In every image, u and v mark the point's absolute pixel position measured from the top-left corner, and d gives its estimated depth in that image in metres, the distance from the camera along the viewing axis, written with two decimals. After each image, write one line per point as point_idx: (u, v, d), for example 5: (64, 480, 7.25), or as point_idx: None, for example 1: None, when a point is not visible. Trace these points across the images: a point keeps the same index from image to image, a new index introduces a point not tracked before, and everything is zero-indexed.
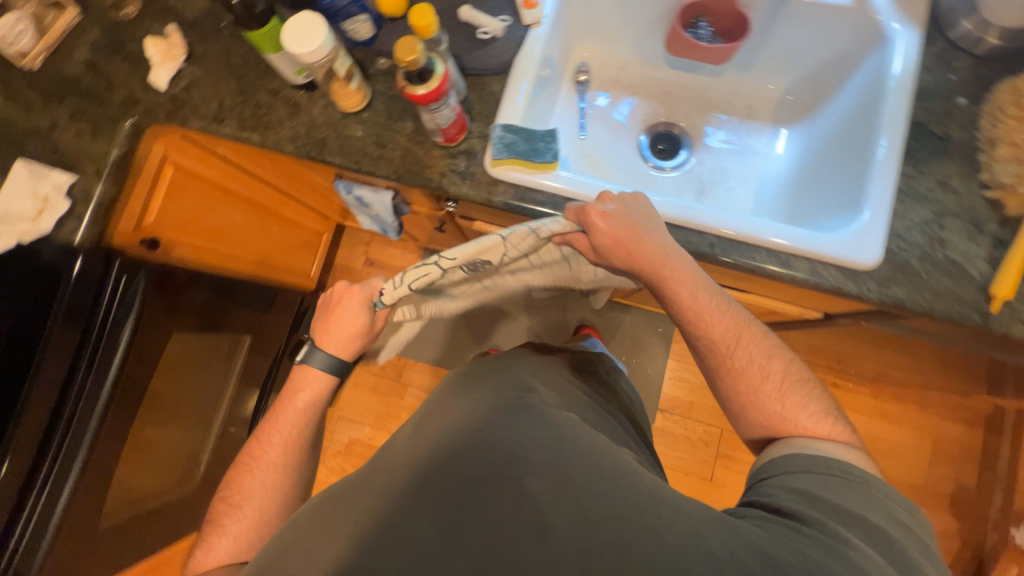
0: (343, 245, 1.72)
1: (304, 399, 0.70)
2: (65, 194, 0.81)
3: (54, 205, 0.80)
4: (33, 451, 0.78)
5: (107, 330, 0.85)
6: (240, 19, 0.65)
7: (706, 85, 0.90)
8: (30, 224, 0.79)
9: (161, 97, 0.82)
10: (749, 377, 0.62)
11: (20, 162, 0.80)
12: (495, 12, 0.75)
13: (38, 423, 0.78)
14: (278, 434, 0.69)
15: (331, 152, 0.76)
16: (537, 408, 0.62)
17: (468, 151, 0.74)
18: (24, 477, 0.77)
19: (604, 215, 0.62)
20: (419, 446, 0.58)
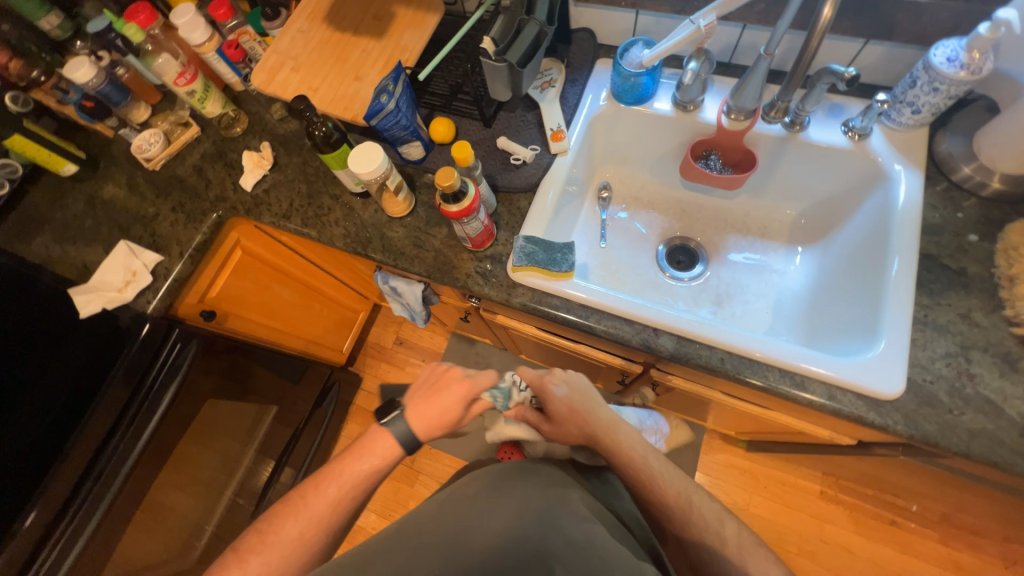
0: (377, 323, 1.82)
1: (371, 464, 0.69)
2: (150, 271, 0.95)
3: (139, 279, 0.94)
4: (56, 506, 0.85)
5: (151, 392, 0.95)
6: (317, 145, 0.79)
7: (721, 206, 0.97)
8: (117, 293, 0.93)
9: (245, 196, 0.98)
10: (708, 543, 0.62)
11: (123, 244, 0.96)
12: (527, 142, 0.88)
13: (70, 475, 0.86)
14: (335, 485, 0.68)
15: (374, 249, 0.87)
16: (569, 503, 0.64)
17: (494, 256, 0.82)
18: (42, 531, 0.84)
19: (557, 387, 0.79)
20: (458, 530, 0.62)
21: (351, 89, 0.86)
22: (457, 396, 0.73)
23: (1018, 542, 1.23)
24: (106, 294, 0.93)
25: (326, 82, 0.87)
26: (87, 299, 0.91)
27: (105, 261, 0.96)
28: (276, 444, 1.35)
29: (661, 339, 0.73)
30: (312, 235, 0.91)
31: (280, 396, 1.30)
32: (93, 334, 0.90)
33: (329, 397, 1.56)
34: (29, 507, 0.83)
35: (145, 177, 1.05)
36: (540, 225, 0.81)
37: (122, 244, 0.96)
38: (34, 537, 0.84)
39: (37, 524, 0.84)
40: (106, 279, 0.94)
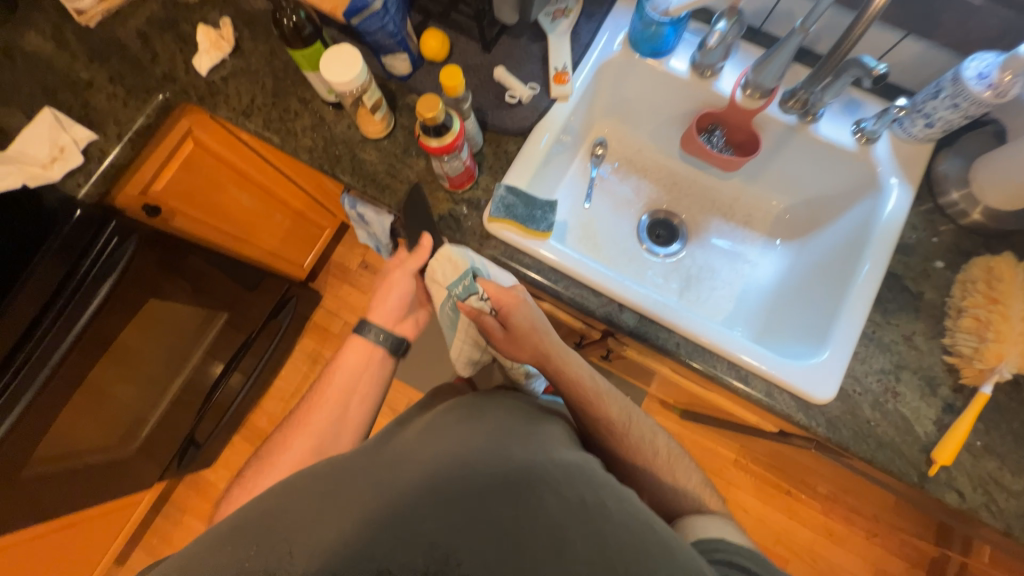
0: (344, 242, 1.75)
1: (347, 372, 0.74)
2: (82, 150, 0.84)
3: (68, 156, 0.83)
4: None
5: (84, 284, 0.86)
6: (286, 37, 0.68)
7: (712, 186, 0.94)
8: (41, 170, 0.82)
9: (198, 80, 0.86)
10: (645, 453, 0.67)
11: (49, 111, 0.83)
12: (526, 79, 0.79)
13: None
14: (320, 407, 0.73)
15: (342, 170, 0.79)
16: (546, 430, 0.60)
17: (471, 200, 0.77)
18: None
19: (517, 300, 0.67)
20: (423, 448, 0.56)
21: None
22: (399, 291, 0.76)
23: (884, 522, 1.43)
24: (26, 167, 0.81)
25: None
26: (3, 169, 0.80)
27: (27, 129, 0.83)
28: (225, 350, 1.32)
29: (624, 315, 0.73)
30: (274, 142, 0.82)
31: (231, 303, 1.25)
32: (17, 213, 0.80)
33: (286, 310, 1.52)
34: None
35: (77, 35, 0.89)
36: (523, 174, 0.76)
37: (47, 111, 0.84)
38: None
39: None
40: (27, 150, 0.82)
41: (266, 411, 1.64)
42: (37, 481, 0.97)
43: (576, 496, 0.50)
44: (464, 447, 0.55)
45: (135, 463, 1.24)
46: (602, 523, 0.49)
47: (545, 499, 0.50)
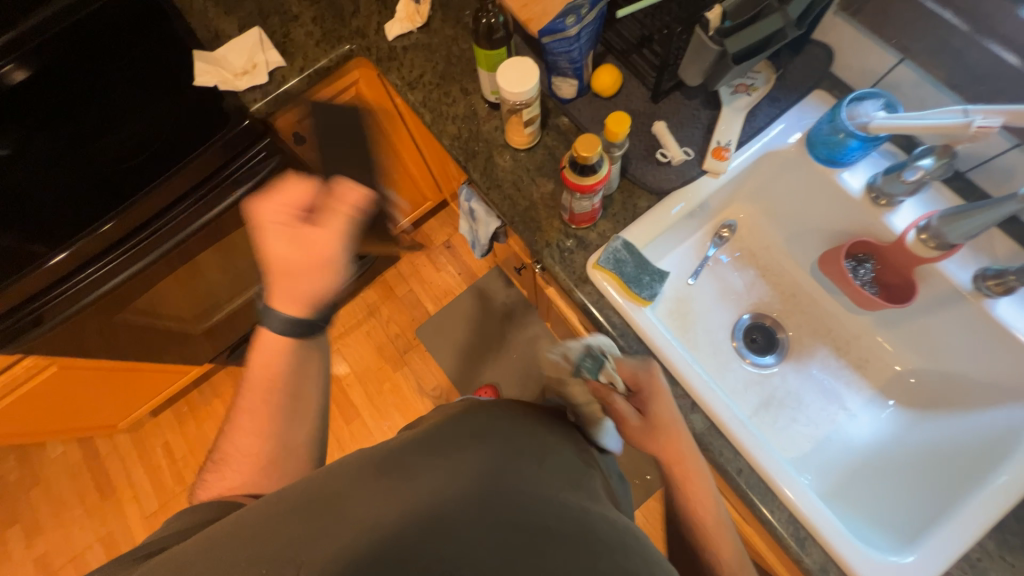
0: (437, 217, 1.82)
1: (276, 356, 0.67)
2: (268, 73, 0.92)
3: (256, 74, 0.91)
4: (112, 240, 0.90)
5: (224, 184, 0.95)
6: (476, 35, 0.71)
7: (834, 313, 0.85)
8: (230, 78, 0.91)
9: (383, 42, 0.91)
10: None
11: (256, 31, 0.92)
12: (683, 142, 0.76)
13: (133, 222, 0.89)
14: (255, 398, 0.67)
15: (474, 166, 0.81)
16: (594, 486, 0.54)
17: (583, 239, 0.75)
18: (90, 257, 0.90)
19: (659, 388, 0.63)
20: (443, 450, 0.48)
21: None
22: (274, 237, 0.64)
23: None
24: (220, 70, 0.91)
25: None
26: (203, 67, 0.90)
27: (234, 39, 0.93)
28: None
29: (693, 415, 0.68)
30: (425, 119, 0.85)
31: None
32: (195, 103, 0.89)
33: (366, 259, 1.61)
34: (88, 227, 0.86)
35: None
36: (644, 234, 0.73)
37: (255, 31, 0.93)
38: (84, 258, 0.89)
39: (88, 250, 0.88)
40: (227, 58, 0.92)
41: None
42: (126, 326, 1.10)
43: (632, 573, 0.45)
44: (509, 458, 0.49)
45: (199, 340, 1.37)
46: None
47: (595, 559, 0.44)
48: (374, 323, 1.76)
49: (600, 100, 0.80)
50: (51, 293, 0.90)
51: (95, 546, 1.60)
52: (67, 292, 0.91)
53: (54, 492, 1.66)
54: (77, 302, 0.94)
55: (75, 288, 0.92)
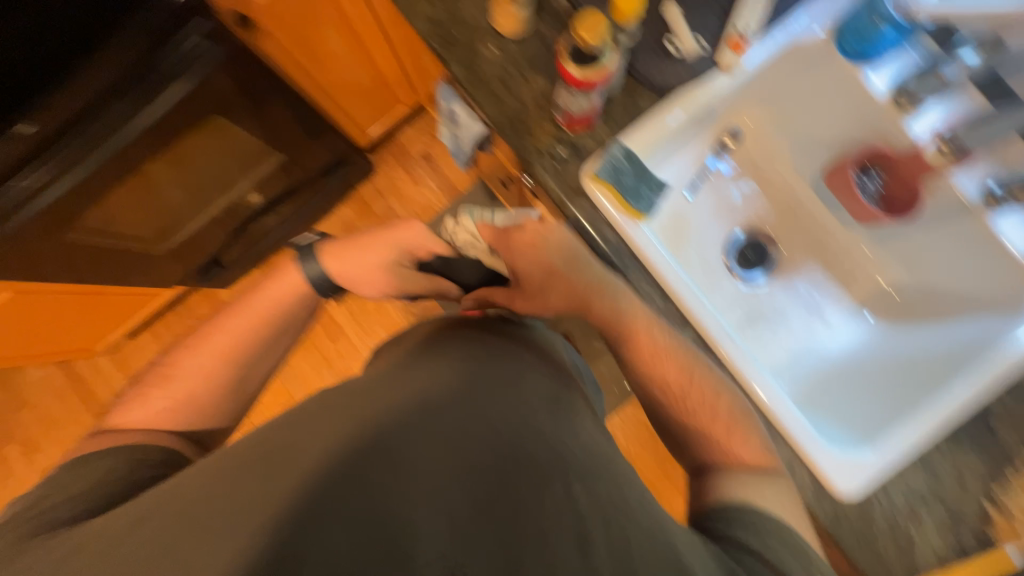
0: (414, 126, 1.67)
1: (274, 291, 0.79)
2: None
3: None
4: (32, 145, 0.77)
5: (156, 75, 0.81)
6: None
7: (829, 228, 0.83)
8: None
9: None
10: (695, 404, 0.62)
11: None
12: (695, 29, 0.67)
13: (53, 122, 0.76)
14: (233, 322, 0.76)
15: (455, 57, 0.70)
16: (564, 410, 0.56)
17: (577, 146, 0.68)
18: (13, 167, 0.78)
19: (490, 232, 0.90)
20: (404, 379, 0.53)
21: None
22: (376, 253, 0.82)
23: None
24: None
25: None
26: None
27: None
28: (270, 188, 1.31)
29: (683, 331, 0.68)
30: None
31: (289, 147, 1.21)
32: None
33: (338, 173, 1.49)
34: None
35: None
36: (647, 140, 0.66)
37: None
38: (6, 169, 0.77)
39: (7, 158, 0.76)
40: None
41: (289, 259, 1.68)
42: (75, 249, 1.01)
43: (600, 496, 0.46)
44: (468, 379, 0.53)
45: (165, 262, 1.29)
46: (620, 517, 0.45)
47: (570, 488, 0.45)
48: None
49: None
50: None
51: None
52: None
53: (40, 410, 1.67)
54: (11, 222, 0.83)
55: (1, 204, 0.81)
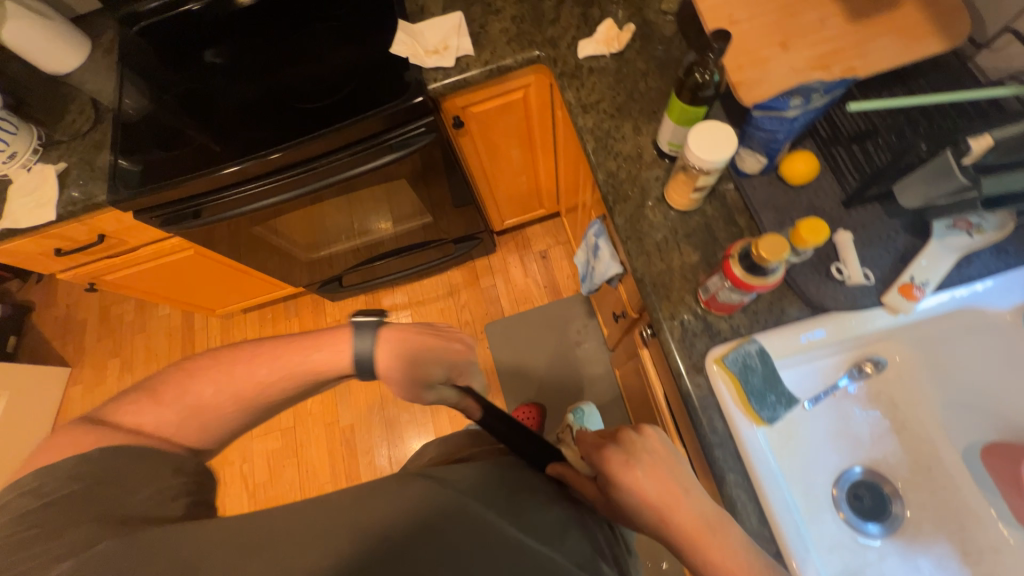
0: (543, 225, 1.82)
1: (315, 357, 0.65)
2: (455, 57, 0.94)
3: (444, 57, 0.94)
4: (275, 167, 0.99)
5: (380, 146, 1.00)
6: (681, 87, 0.65)
7: (975, 511, 0.71)
8: (421, 53, 0.94)
9: (571, 58, 0.89)
10: None
11: (458, 17, 0.95)
12: (865, 262, 0.66)
13: (296, 157, 0.98)
14: (262, 366, 0.64)
15: (621, 211, 0.77)
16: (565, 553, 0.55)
17: (710, 326, 0.69)
18: (253, 176, 1.00)
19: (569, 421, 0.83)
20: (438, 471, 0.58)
21: (765, 52, 0.67)
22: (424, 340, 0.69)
23: None
24: (414, 46, 0.94)
25: (751, 26, 0.68)
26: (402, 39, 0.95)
27: (436, 17, 0.97)
28: (408, 239, 1.49)
29: None
30: (587, 147, 0.83)
31: (440, 215, 1.39)
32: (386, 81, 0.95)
33: (466, 245, 1.65)
34: (259, 153, 0.95)
35: None
36: (784, 347, 0.65)
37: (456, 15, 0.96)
38: (249, 176, 0.99)
39: (254, 170, 0.98)
40: (424, 35, 0.96)
41: (392, 296, 1.84)
42: (251, 237, 1.23)
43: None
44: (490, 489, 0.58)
45: (304, 267, 1.50)
46: None
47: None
48: (449, 304, 1.81)
49: (783, 187, 0.73)
50: (214, 197, 1.02)
51: None
52: (224, 199, 1.02)
53: (152, 341, 1.95)
54: (230, 211, 1.05)
55: (231, 197, 1.02)
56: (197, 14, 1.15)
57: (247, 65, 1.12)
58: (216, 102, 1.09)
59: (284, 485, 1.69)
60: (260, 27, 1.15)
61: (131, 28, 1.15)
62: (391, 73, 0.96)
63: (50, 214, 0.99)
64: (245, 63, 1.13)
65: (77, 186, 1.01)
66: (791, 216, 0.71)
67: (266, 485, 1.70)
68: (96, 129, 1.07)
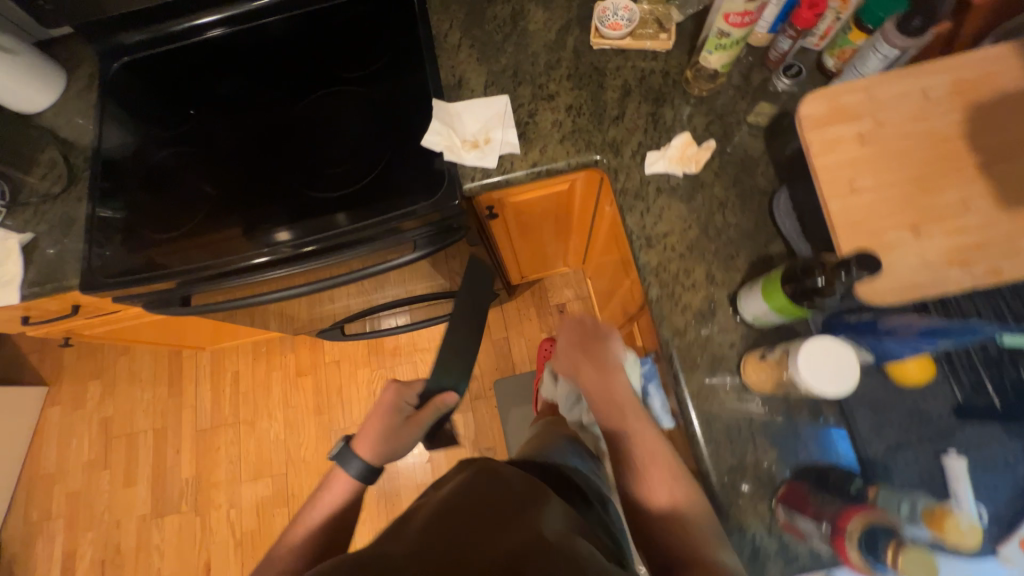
0: (564, 278, 1.70)
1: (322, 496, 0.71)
2: (499, 153, 0.80)
3: (486, 151, 0.79)
4: (272, 264, 0.83)
5: (398, 246, 0.84)
6: (797, 275, 0.54)
7: None
8: (459, 145, 0.80)
9: (636, 171, 0.76)
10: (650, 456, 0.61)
11: (506, 103, 0.82)
12: (979, 496, 0.56)
13: (301, 255, 0.83)
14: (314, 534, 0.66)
15: (687, 382, 0.66)
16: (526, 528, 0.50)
17: (786, 547, 0.59)
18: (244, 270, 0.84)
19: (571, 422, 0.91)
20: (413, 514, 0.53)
21: (892, 235, 0.55)
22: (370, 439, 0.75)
23: None
24: (450, 136, 0.80)
25: (876, 199, 0.56)
26: (437, 126, 0.80)
27: (479, 99, 0.83)
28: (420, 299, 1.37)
29: None
30: (650, 291, 0.71)
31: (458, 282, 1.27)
32: (421, 181, 0.83)
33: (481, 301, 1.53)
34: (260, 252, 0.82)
35: (576, 49, 0.84)
36: None
37: (503, 100, 0.82)
38: (241, 271, 0.84)
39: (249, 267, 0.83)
40: (464, 122, 0.81)
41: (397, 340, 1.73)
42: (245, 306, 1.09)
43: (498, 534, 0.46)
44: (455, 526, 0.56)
45: (307, 323, 1.37)
46: None
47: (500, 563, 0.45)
48: None
49: (885, 384, 0.61)
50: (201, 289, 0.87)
51: (148, 432, 1.77)
52: (214, 291, 0.88)
53: (137, 364, 1.83)
54: (224, 302, 0.91)
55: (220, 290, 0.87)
56: (217, 45, 0.98)
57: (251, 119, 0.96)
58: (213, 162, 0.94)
59: (273, 533, 1.62)
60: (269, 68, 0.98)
61: (131, 55, 0.98)
62: (422, 172, 0.83)
63: (12, 295, 0.85)
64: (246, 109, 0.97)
65: (52, 243, 0.88)
66: (890, 422, 0.61)
67: (253, 533, 1.62)
68: (70, 189, 0.92)
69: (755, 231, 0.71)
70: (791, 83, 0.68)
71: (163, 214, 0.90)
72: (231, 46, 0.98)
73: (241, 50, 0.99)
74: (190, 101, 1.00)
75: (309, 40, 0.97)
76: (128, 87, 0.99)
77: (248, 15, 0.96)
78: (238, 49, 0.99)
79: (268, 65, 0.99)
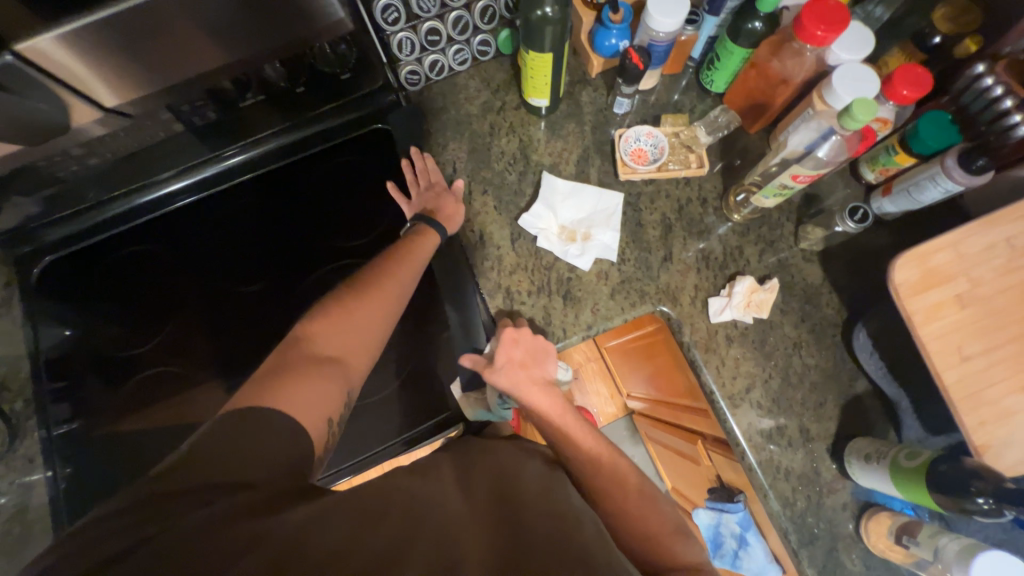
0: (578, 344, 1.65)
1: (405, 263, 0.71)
2: (590, 260, 0.73)
3: (577, 260, 0.73)
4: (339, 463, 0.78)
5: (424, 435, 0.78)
6: (953, 503, 0.49)
7: None
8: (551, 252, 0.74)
9: (701, 321, 0.71)
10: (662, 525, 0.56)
11: (621, 202, 0.75)
12: None
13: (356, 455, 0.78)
14: (371, 308, 0.65)
15: (810, 558, 0.62)
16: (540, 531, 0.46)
17: None
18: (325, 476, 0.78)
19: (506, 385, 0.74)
20: (475, 488, 0.51)
21: (1010, 402, 0.53)
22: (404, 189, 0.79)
23: None
24: (536, 246, 0.74)
25: (987, 365, 0.54)
26: (534, 230, 0.74)
27: (591, 189, 0.76)
28: None
29: None
30: (747, 459, 0.66)
31: None
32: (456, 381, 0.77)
33: None
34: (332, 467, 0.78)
35: (606, 181, 0.77)
36: None
37: (619, 196, 0.75)
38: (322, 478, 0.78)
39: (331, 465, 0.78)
40: (565, 215, 0.75)
41: None
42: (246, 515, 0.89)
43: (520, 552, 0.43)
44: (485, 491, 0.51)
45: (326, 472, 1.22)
46: None
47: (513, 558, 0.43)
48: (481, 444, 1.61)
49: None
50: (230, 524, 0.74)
51: None
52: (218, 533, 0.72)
53: None
54: None
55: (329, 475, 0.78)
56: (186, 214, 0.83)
57: (266, 314, 0.83)
58: (243, 362, 0.82)
59: None
60: (243, 241, 0.85)
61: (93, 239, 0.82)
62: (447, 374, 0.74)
63: None
64: (242, 274, 0.84)
65: None
66: None
67: None
68: (13, 450, 0.73)
69: (835, 371, 0.68)
70: (859, 228, 0.67)
71: (186, 418, 0.80)
72: (207, 214, 0.84)
73: (220, 214, 0.84)
74: (162, 290, 0.83)
75: (288, 207, 0.85)
76: (88, 271, 0.82)
77: (225, 176, 0.83)
78: (219, 213, 0.84)
79: (244, 238, 0.85)
